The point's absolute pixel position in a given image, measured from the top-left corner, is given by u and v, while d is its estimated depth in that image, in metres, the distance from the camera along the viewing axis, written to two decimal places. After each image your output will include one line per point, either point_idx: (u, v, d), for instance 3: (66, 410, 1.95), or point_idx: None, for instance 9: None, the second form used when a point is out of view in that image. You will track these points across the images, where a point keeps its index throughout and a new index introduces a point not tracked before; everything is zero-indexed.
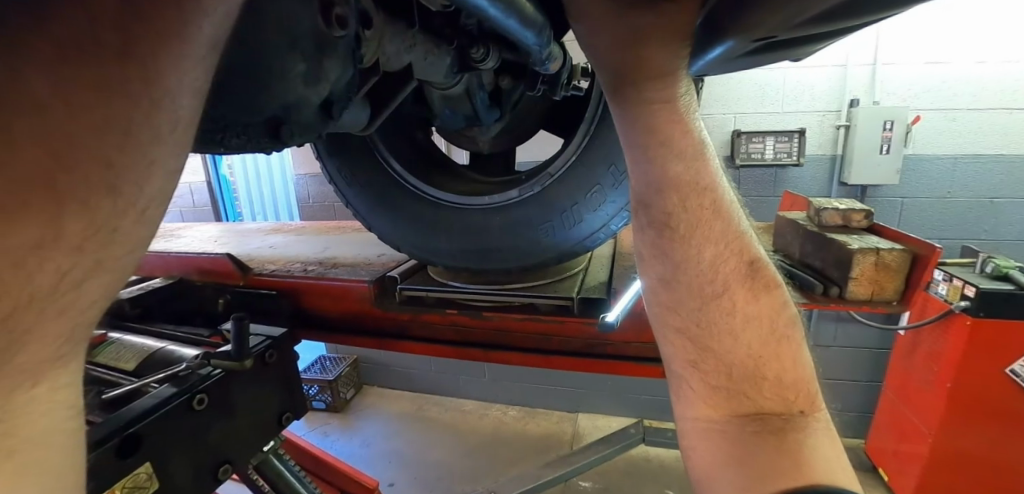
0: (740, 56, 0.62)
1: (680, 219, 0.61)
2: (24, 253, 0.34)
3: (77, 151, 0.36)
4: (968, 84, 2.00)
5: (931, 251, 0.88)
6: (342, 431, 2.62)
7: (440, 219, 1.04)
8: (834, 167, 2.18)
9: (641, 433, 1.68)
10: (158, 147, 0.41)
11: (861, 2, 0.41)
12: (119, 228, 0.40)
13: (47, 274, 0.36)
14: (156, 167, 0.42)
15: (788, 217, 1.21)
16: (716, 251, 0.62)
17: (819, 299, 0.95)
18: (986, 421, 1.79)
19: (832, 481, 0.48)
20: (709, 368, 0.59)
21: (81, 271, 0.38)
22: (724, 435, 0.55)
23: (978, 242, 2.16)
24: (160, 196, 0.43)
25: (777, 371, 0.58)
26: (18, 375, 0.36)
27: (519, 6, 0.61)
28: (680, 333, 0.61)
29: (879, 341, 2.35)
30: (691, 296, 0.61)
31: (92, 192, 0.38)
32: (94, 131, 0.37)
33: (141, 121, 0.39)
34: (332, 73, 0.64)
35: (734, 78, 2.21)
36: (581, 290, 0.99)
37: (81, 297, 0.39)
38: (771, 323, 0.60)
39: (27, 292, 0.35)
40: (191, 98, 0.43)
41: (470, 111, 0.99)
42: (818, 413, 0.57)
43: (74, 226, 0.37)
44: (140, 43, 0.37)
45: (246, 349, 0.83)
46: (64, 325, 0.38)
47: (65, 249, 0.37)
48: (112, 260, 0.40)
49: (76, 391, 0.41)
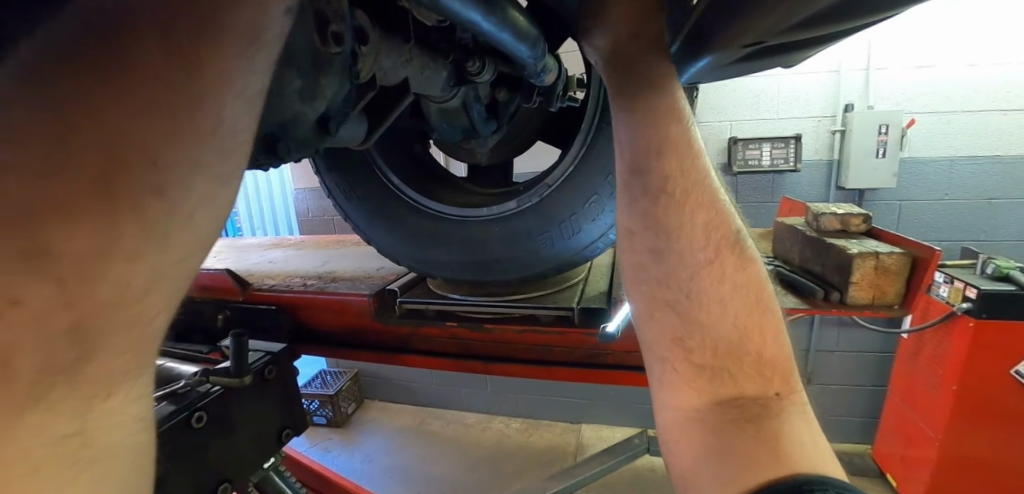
0: (734, 64, 0.63)
1: (677, 189, 0.64)
2: (88, 260, 0.34)
3: (131, 153, 0.35)
4: (961, 87, 2.01)
5: (930, 254, 0.87)
6: (344, 446, 2.59)
7: (439, 231, 1.05)
8: (831, 171, 2.19)
9: (645, 443, 1.66)
10: (207, 148, 0.39)
11: (856, 7, 0.41)
12: (172, 231, 0.38)
13: (109, 283, 0.35)
14: (205, 170, 0.39)
15: (787, 223, 1.21)
16: (708, 218, 0.65)
17: (821, 305, 0.94)
18: (993, 424, 1.78)
19: (810, 466, 0.48)
20: (694, 344, 0.60)
21: (141, 281, 0.37)
22: (703, 421, 0.56)
23: (977, 243, 2.16)
24: (210, 197, 0.41)
25: (757, 347, 0.60)
26: (94, 385, 0.36)
27: (513, 19, 0.62)
28: (669, 307, 0.63)
29: (883, 345, 2.34)
30: (682, 265, 0.63)
31: (142, 198, 0.36)
32: (146, 132, 0.35)
33: (191, 121, 0.37)
34: (329, 88, 0.65)
35: (729, 86, 2.23)
36: (581, 300, 0.99)
37: (145, 308, 0.38)
38: (753, 298, 0.63)
39: (91, 301, 0.35)
40: (243, 97, 0.40)
41: (467, 124, 1.00)
42: (794, 395, 0.58)
43: (126, 234, 0.35)
44: (188, 41, 0.36)
45: (246, 365, 0.82)
46: (125, 336, 0.37)
47: (119, 258, 0.35)
48: (170, 269, 0.39)
49: (147, 403, 0.41)
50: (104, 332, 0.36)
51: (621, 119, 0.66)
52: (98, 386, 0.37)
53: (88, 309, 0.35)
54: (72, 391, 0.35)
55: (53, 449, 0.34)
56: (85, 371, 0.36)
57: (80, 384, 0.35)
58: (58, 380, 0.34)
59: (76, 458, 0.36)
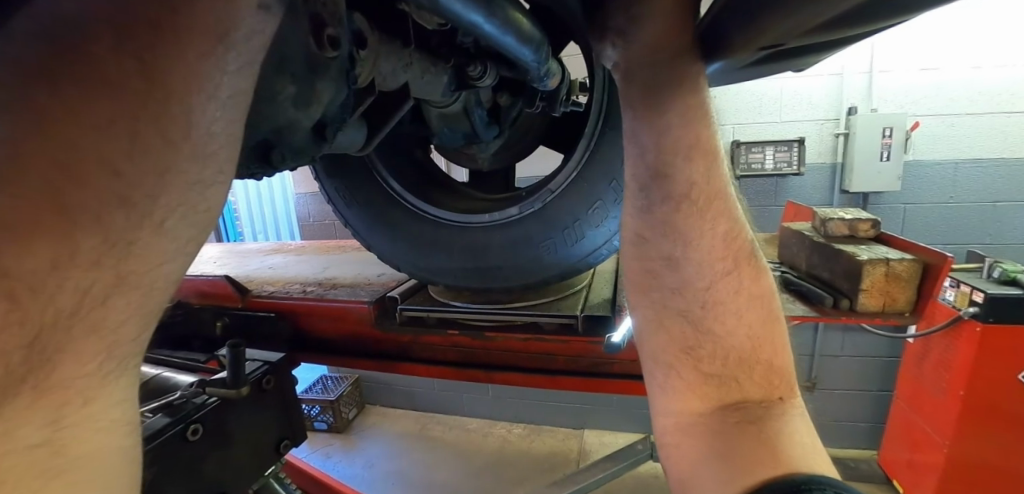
0: (744, 68, 0.61)
1: (701, 192, 0.62)
2: (42, 275, 0.33)
3: (85, 163, 0.34)
4: (966, 89, 2.00)
5: (942, 260, 0.85)
6: (345, 451, 2.57)
7: (442, 237, 1.03)
8: (836, 175, 2.17)
9: (649, 449, 1.64)
10: (175, 157, 0.37)
11: (873, 8, 0.39)
12: (138, 240, 0.38)
13: (68, 294, 0.34)
14: (172, 178, 0.38)
15: (793, 228, 1.19)
16: (727, 225, 0.64)
17: (829, 312, 0.92)
18: (1001, 430, 1.75)
19: (812, 469, 0.47)
20: (703, 354, 0.60)
21: (103, 288, 0.36)
22: (707, 427, 0.55)
23: (984, 246, 2.13)
24: (184, 206, 0.40)
25: (767, 356, 0.60)
26: (62, 390, 0.35)
27: (516, 22, 0.61)
28: (682, 315, 0.62)
29: (889, 349, 2.32)
30: (700, 275, 0.62)
31: (102, 209, 0.35)
32: (102, 140, 0.34)
33: (151, 129, 0.35)
34: (325, 94, 0.63)
35: (731, 90, 2.22)
36: (585, 307, 0.97)
37: (108, 314, 0.37)
38: (767, 306, 0.62)
39: (49, 313, 0.33)
40: (215, 103, 0.38)
41: (468, 129, 0.98)
42: (797, 400, 0.58)
43: (86, 242, 0.34)
44: (143, 46, 0.34)
45: (243, 375, 0.80)
46: (86, 347, 0.36)
47: (78, 267, 0.34)
48: (137, 275, 0.38)
49: (130, 407, 0.41)
50: (62, 344, 0.35)
51: (630, 124, 0.63)
52: (65, 393, 0.36)
53: (47, 322, 0.33)
54: (37, 398, 0.34)
55: (25, 458, 0.34)
56: (46, 381, 0.34)
57: (42, 392, 0.34)
58: (20, 389, 0.33)
59: (48, 466, 0.35)
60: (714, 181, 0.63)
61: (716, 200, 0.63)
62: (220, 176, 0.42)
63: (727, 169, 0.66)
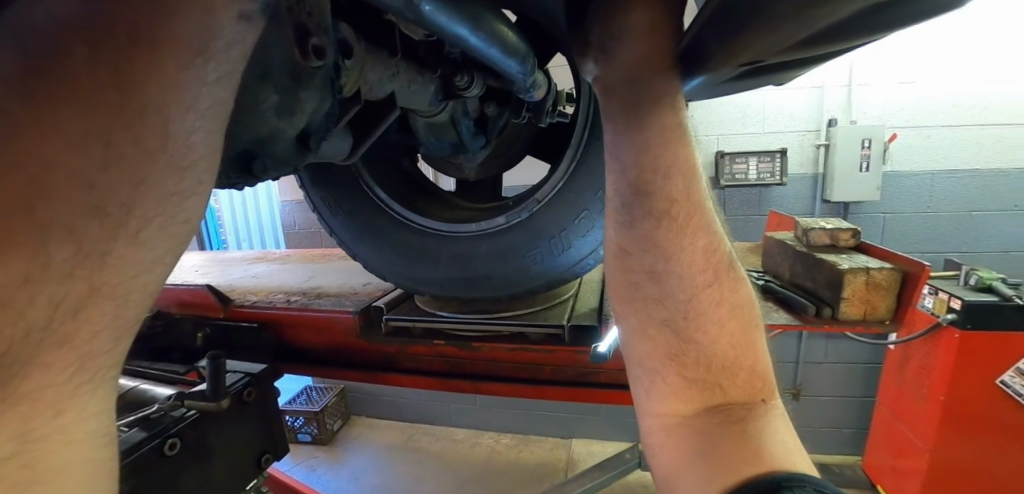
0: (726, 83, 0.63)
1: (680, 208, 0.62)
2: (14, 288, 0.32)
3: (59, 175, 0.33)
4: (940, 102, 2.06)
5: (921, 269, 0.87)
6: (329, 464, 2.52)
7: (428, 247, 1.02)
8: (817, 185, 2.21)
9: (636, 458, 1.64)
10: (152, 169, 0.36)
11: (847, 27, 0.41)
12: (113, 251, 0.37)
13: (40, 306, 0.33)
14: (148, 189, 0.37)
15: (776, 237, 1.21)
16: (707, 239, 0.64)
17: (812, 321, 0.93)
18: (980, 434, 1.79)
19: (793, 467, 0.49)
20: (688, 361, 0.59)
21: (76, 299, 0.35)
22: (693, 429, 0.55)
23: (960, 254, 2.19)
24: (162, 216, 0.39)
25: (750, 362, 0.60)
26: (30, 402, 0.34)
27: (503, 35, 0.61)
28: (666, 324, 0.61)
29: (870, 356, 2.36)
30: (682, 288, 0.61)
31: (76, 221, 0.34)
32: (76, 151, 0.33)
33: (126, 140, 0.35)
34: (309, 103, 0.63)
35: (715, 102, 2.27)
36: (572, 317, 0.98)
37: (81, 326, 0.36)
38: (747, 314, 0.63)
39: (22, 327, 0.32)
40: (192, 113, 0.38)
41: (455, 138, 0.99)
42: (777, 401, 0.59)
43: (60, 253, 0.34)
44: (118, 57, 0.33)
45: (224, 388, 0.78)
46: (56, 363, 0.35)
47: (54, 280, 0.33)
48: (110, 286, 0.37)
49: (105, 417, 0.40)
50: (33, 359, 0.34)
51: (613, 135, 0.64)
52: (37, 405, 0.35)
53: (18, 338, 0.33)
54: (4, 411, 0.33)
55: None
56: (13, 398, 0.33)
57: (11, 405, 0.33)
58: None
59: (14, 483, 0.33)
60: (693, 195, 0.63)
61: (696, 215, 0.63)
62: (200, 186, 0.41)
63: (705, 181, 0.68)
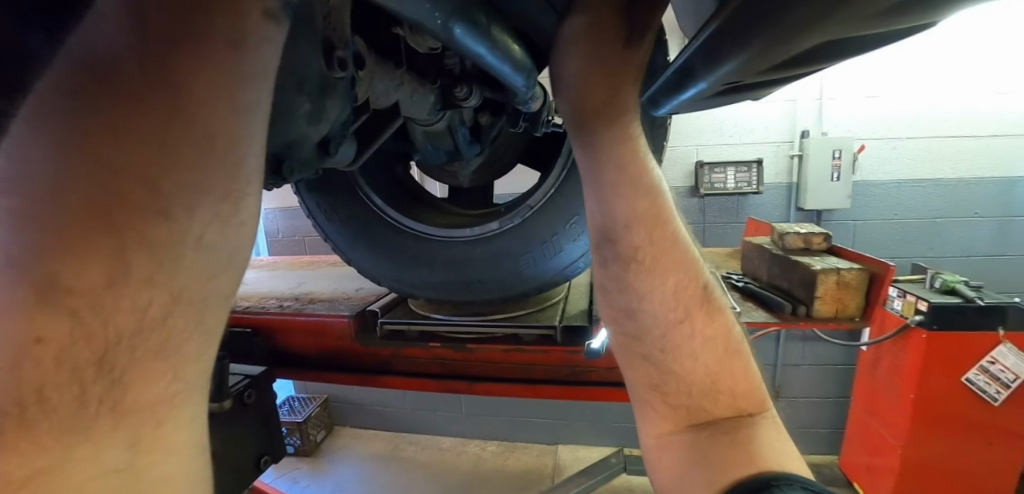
0: (705, 100, 0.68)
1: (644, 254, 0.68)
2: (98, 291, 0.35)
3: (132, 185, 0.35)
4: (902, 116, 2.19)
5: (886, 269, 0.94)
6: (314, 476, 2.49)
7: (423, 252, 1.05)
8: (791, 194, 2.30)
9: (622, 462, 1.67)
10: (209, 172, 0.39)
11: (821, 52, 0.46)
12: (185, 252, 0.39)
13: (124, 313, 0.36)
14: (208, 194, 0.40)
15: (754, 242, 1.27)
16: (677, 278, 0.69)
17: (790, 318, 0.98)
18: (947, 431, 1.88)
19: (782, 466, 0.53)
20: (669, 390, 0.64)
21: (161, 306, 0.38)
22: (684, 442, 0.60)
23: (925, 259, 2.31)
24: (222, 218, 0.41)
25: (728, 385, 0.64)
26: (132, 408, 0.38)
27: (511, 52, 0.65)
28: (642, 358, 0.67)
29: (843, 358, 2.45)
30: (652, 323, 0.67)
31: (150, 227, 0.36)
32: (141, 159, 0.36)
33: (181, 147, 0.37)
34: (332, 110, 0.66)
35: (693, 116, 2.37)
36: (564, 318, 1.01)
37: (167, 333, 0.39)
38: (725, 342, 0.67)
39: (112, 332, 0.35)
40: (238, 115, 0.40)
41: (451, 146, 1.02)
42: (766, 413, 0.63)
43: (138, 267, 0.36)
44: (171, 71, 0.36)
45: (226, 388, 0.81)
46: (137, 372, 0.37)
47: (127, 289, 0.36)
48: (189, 292, 0.40)
49: (188, 418, 0.42)
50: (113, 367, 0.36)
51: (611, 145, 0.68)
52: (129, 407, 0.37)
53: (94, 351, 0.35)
54: (114, 423, 0.37)
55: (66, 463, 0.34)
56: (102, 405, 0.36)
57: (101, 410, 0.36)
58: (95, 408, 0.36)
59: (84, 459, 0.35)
60: (656, 242, 0.69)
61: (663, 257, 0.69)
62: (248, 188, 0.43)
63: (667, 187, 0.74)
